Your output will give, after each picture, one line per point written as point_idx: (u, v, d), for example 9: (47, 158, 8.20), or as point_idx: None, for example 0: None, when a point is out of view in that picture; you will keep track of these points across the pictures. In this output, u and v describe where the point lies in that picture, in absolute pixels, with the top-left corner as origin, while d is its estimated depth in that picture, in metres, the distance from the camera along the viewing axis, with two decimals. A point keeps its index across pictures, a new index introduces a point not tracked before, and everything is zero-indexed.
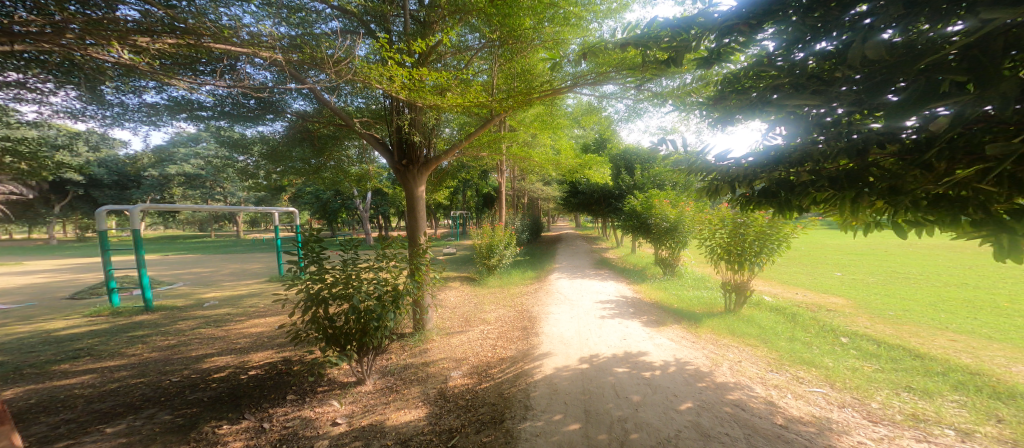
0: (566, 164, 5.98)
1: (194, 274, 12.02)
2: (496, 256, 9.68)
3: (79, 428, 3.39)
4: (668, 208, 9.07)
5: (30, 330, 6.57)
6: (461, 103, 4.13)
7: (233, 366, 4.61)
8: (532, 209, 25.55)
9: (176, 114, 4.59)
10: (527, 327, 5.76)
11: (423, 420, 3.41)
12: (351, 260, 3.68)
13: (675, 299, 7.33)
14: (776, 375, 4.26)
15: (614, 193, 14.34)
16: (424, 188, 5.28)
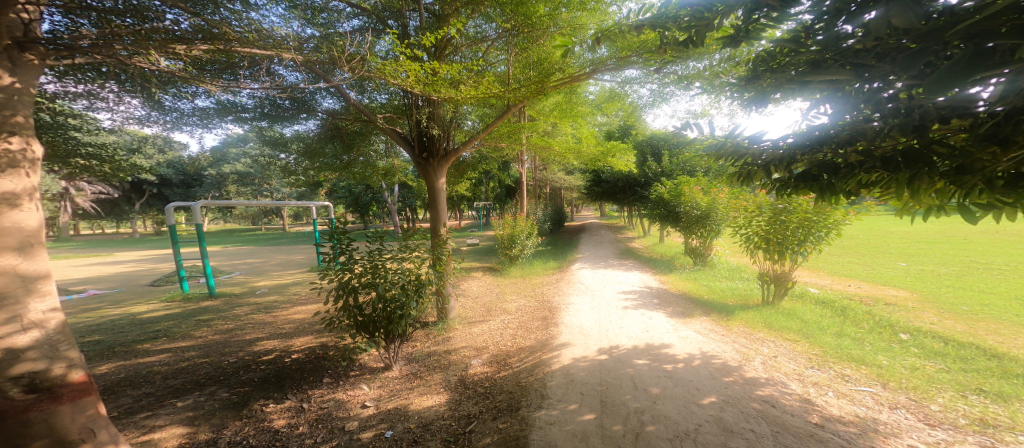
0: (588, 152, 5.89)
1: (248, 264, 13.03)
2: (518, 247, 9.71)
3: (155, 401, 3.82)
4: (698, 195, 8.69)
5: (120, 312, 7.45)
6: (474, 94, 4.21)
7: (279, 349, 4.99)
8: (557, 199, 25.41)
9: (222, 118, 4.95)
10: (547, 317, 5.77)
11: (444, 406, 3.54)
12: (376, 252, 3.85)
13: (704, 290, 7.04)
14: (816, 371, 4.00)
15: (639, 180, 13.93)
16: (444, 180, 5.39)
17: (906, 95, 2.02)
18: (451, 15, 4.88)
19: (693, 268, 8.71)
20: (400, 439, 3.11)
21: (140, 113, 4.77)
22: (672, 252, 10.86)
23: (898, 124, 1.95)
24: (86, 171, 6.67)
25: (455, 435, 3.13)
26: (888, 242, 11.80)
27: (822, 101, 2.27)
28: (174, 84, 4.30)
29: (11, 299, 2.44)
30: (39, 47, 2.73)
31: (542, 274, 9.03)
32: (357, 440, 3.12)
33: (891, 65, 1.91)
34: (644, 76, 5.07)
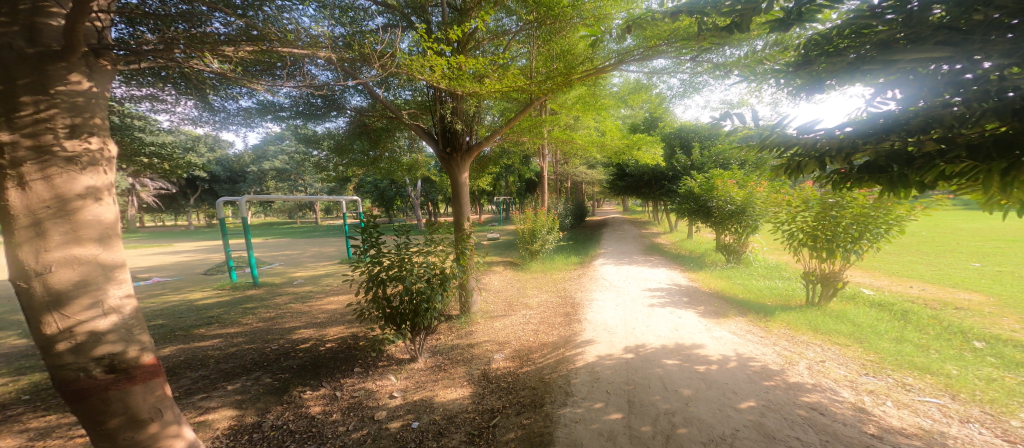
0: (613, 145, 5.76)
1: (286, 256, 13.73)
2: (538, 241, 9.64)
3: (207, 384, 4.11)
4: (733, 189, 8.28)
5: (178, 299, 8.07)
6: (499, 88, 4.21)
7: (314, 338, 5.24)
8: (579, 193, 25.08)
9: (262, 118, 5.22)
10: (569, 313, 5.72)
11: (468, 399, 3.59)
12: (404, 245, 3.94)
13: (740, 289, 6.71)
14: (871, 379, 3.72)
15: (667, 174, 13.45)
16: (467, 174, 5.42)
17: (997, 75, 1.84)
18: (473, 10, 4.95)
19: (726, 266, 8.33)
20: (427, 431, 3.17)
21: (194, 114, 5.10)
22: (703, 248, 10.46)
23: (991, 108, 1.76)
24: (149, 169, 7.25)
25: (480, 428, 3.17)
26: (952, 240, 10.82)
27: (888, 86, 2.12)
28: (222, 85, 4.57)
29: (91, 285, 2.14)
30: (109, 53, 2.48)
31: (566, 269, 8.94)
32: (385, 430, 3.21)
33: (983, 42, 1.79)
34: (673, 65, 4.88)
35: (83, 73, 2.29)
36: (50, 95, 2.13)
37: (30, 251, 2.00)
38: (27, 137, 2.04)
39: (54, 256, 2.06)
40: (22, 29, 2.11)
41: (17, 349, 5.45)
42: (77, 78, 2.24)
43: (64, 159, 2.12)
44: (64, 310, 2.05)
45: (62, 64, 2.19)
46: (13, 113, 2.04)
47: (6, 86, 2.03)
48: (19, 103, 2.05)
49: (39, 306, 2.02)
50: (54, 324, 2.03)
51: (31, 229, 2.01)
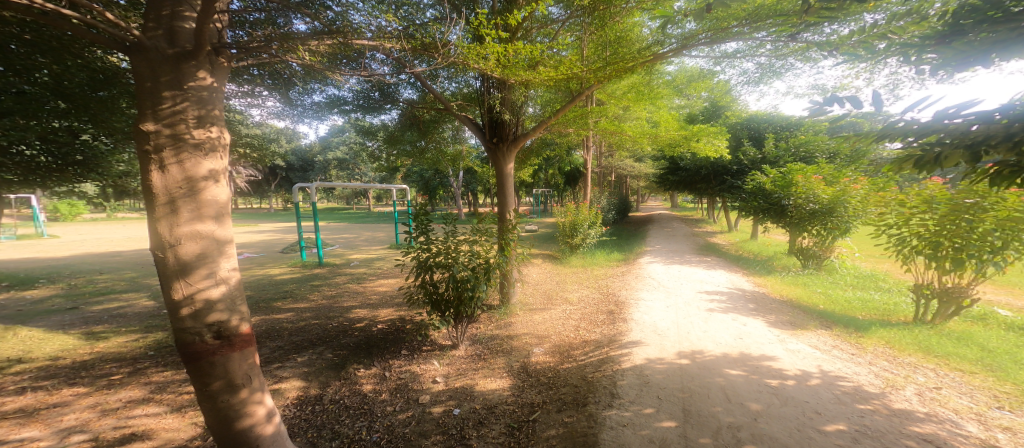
0: (666, 137, 5.48)
1: (344, 239, 14.76)
2: (580, 235, 9.37)
3: (282, 354, 4.49)
4: (819, 186, 7.39)
5: (258, 274, 9.00)
6: (551, 76, 4.13)
7: (368, 319, 5.55)
8: (623, 186, 24.24)
9: (329, 111, 5.62)
10: (613, 311, 5.52)
11: (508, 391, 3.57)
12: (451, 233, 4.02)
13: (819, 299, 6.01)
14: (1005, 413, 3.10)
15: (731, 169, 12.39)
16: (513, 166, 5.39)
17: None
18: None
19: (801, 272, 7.55)
20: (468, 419, 3.17)
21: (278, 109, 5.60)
22: (769, 251, 9.55)
23: None
24: (244, 159, 8.11)
25: (519, 421, 3.11)
26: None
27: None
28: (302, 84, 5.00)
29: (209, 258, 2.33)
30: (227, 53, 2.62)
31: (611, 266, 8.60)
32: (428, 414, 3.24)
33: None
34: (748, 48, 4.47)
35: (209, 71, 2.43)
36: (185, 90, 2.30)
37: (166, 226, 2.21)
38: (166, 127, 2.23)
39: (183, 231, 2.25)
40: (165, 35, 2.30)
41: (141, 310, 6.36)
42: (203, 75, 2.39)
43: (193, 145, 2.29)
44: (187, 279, 2.24)
45: (192, 63, 2.34)
46: (157, 107, 2.23)
47: (152, 84, 2.24)
48: (162, 98, 2.24)
49: (169, 274, 2.22)
50: (178, 290, 2.22)
51: (166, 207, 2.21)
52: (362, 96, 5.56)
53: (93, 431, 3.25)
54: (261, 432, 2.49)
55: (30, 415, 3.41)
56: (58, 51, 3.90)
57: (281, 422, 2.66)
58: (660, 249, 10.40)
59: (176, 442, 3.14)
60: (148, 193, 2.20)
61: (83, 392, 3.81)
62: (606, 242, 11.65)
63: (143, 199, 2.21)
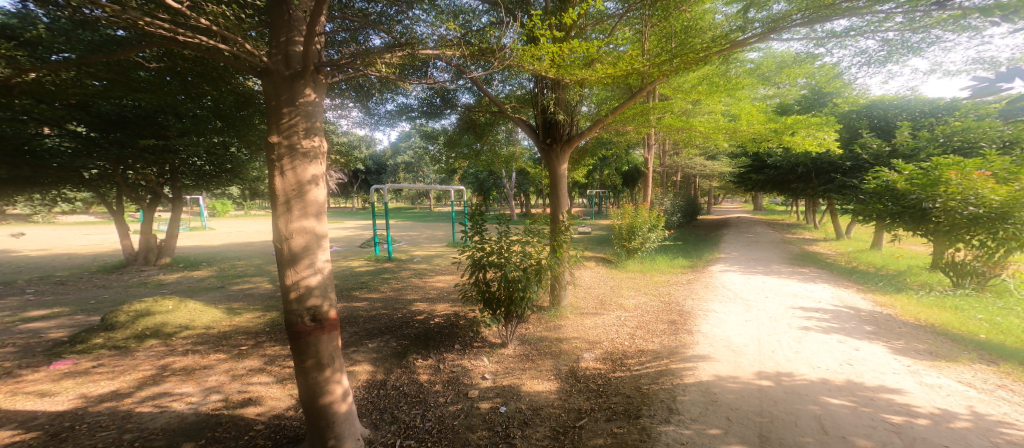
0: (747, 132, 5.14)
1: (408, 236, 15.63)
2: (637, 239, 8.93)
3: (356, 340, 4.76)
4: (987, 184, 5.98)
5: (339, 266, 9.84)
6: (609, 74, 4.00)
7: (426, 312, 5.77)
8: (692, 187, 22.71)
9: (398, 119, 6.02)
10: (675, 321, 5.18)
11: (554, 394, 3.43)
12: (505, 233, 4.07)
13: (978, 326, 4.83)
14: None
15: (842, 165, 10.71)
16: (567, 166, 5.29)
17: None
18: None
19: (953, 292, 6.25)
20: (513, 418, 3.08)
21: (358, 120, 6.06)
22: (904, 264, 8.02)
23: None
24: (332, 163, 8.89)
25: (565, 426, 2.96)
26: None
27: None
28: (377, 100, 5.42)
29: (312, 251, 2.46)
30: (325, 70, 2.61)
31: (676, 273, 8.03)
32: (475, 409, 3.21)
33: None
34: (867, 25, 4.40)
35: (314, 88, 2.49)
36: (296, 106, 2.40)
37: (283, 222, 2.39)
38: (285, 138, 2.37)
39: (295, 227, 2.42)
40: (283, 58, 2.39)
41: (265, 290, 7.21)
42: (310, 92, 2.46)
43: (303, 153, 2.42)
44: (294, 268, 2.40)
45: (301, 82, 2.40)
46: (278, 121, 2.37)
47: (273, 103, 2.37)
48: (281, 114, 2.37)
49: (283, 262, 2.41)
50: (287, 277, 2.39)
51: (282, 206, 2.38)
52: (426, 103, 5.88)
53: (225, 393, 3.49)
54: (336, 410, 2.57)
55: (189, 374, 3.85)
56: (217, 81, 4.18)
57: (354, 403, 2.73)
58: (734, 257, 9.52)
59: (276, 411, 3.18)
60: (272, 193, 2.41)
61: (223, 358, 4.22)
62: (668, 247, 11.00)
63: (268, 198, 2.43)
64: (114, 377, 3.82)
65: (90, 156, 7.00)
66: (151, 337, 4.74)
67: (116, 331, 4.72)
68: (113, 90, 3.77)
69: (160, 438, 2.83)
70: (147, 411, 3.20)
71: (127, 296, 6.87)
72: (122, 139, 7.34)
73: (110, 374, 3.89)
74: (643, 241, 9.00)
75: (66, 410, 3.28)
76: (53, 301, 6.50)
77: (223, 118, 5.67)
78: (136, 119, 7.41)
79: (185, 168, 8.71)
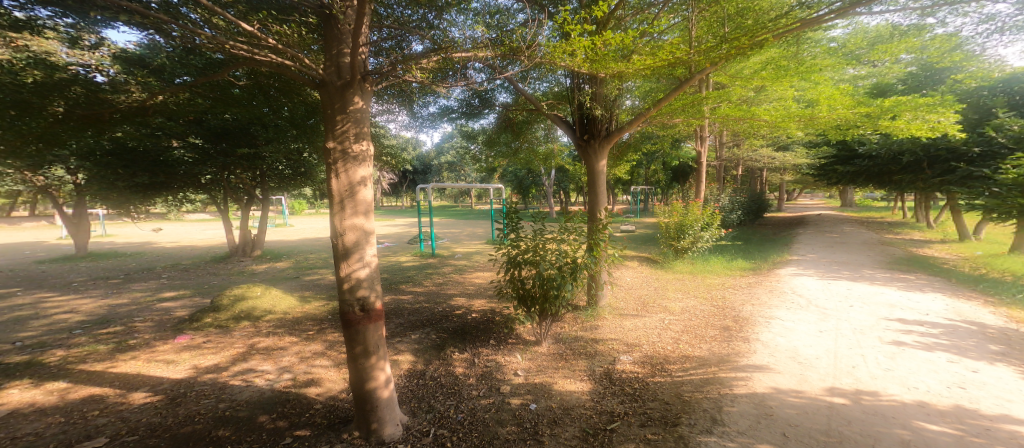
0: (829, 118, 4.56)
1: (452, 233, 16.11)
2: (687, 239, 8.33)
3: (401, 330, 4.93)
4: None
5: (394, 260, 10.44)
6: (648, 64, 3.78)
7: (465, 306, 5.87)
8: (762, 182, 20.61)
9: (440, 120, 6.19)
10: (728, 328, 4.81)
11: (586, 395, 3.36)
12: (539, 231, 4.04)
13: None
14: None
15: (968, 152, 8.94)
16: (606, 162, 5.14)
17: None
18: None
19: None
20: (542, 416, 3.07)
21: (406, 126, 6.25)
22: None
23: None
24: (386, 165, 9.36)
25: (595, 428, 2.88)
26: None
27: None
28: (423, 106, 5.64)
29: (362, 247, 2.66)
30: (372, 79, 2.79)
31: (732, 276, 7.36)
32: (506, 404, 3.25)
33: None
34: None
35: (362, 95, 2.68)
36: (348, 113, 2.61)
37: (338, 219, 2.62)
38: (339, 144, 2.60)
39: (347, 224, 2.63)
40: (336, 69, 2.60)
41: (331, 282, 7.90)
42: (359, 100, 2.64)
43: (354, 157, 2.63)
44: (346, 261, 2.61)
45: (351, 91, 2.59)
46: (334, 128, 2.61)
47: (330, 112, 2.60)
48: (335, 121, 2.60)
49: (338, 256, 2.64)
50: (341, 269, 2.61)
51: (337, 205, 2.61)
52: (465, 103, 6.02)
53: (294, 373, 3.91)
54: (379, 395, 2.77)
55: (269, 354, 4.38)
56: (289, 92, 4.66)
57: (396, 391, 2.90)
58: (809, 260, 8.46)
59: (331, 392, 3.50)
60: (329, 194, 2.65)
61: (294, 341, 4.73)
62: (725, 247, 10.13)
63: (326, 198, 2.68)
64: (216, 352, 4.47)
65: (205, 164, 8.40)
66: (244, 319, 5.45)
67: (221, 312, 5.51)
68: (215, 106, 4.41)
69: (245, 409, 3.26)
70: (239, 384, 3.72)
71: (227, 283, 7.97)
72: (228, 149, 8.44)
73: (215, 349, 4.57)
74: (694, 240, 8.33)
75: (182, 377, 3.93)
76: (180, 285, 7.78)
77: (297, 127, 6.36)
78: (235, 130, 8.38)
79: (271, 172, 9.64)
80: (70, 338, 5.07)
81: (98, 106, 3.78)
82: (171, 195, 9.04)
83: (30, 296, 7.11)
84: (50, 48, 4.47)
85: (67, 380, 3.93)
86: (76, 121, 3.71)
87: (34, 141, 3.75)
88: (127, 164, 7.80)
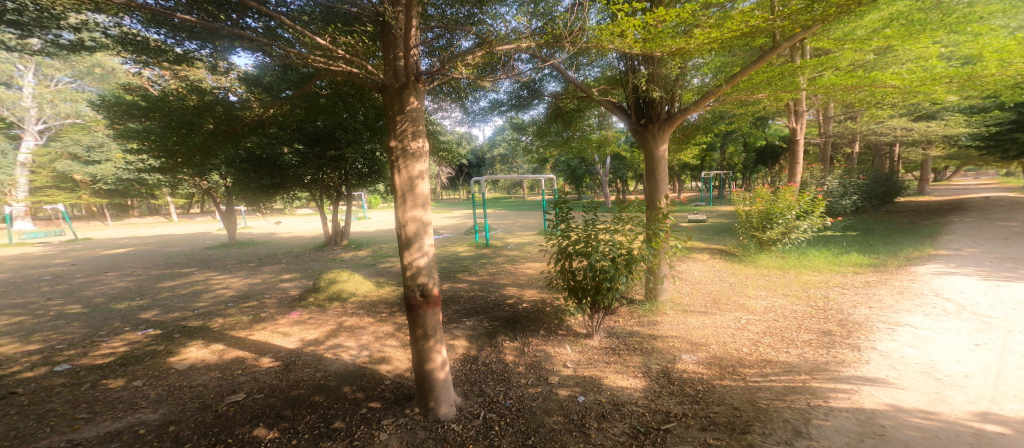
0: (1000, 75, 3.78)
1: (506, 223, 16.38)
2: (776, 229, 7.40)
3: (457, 317, 5.12)
4: None
5: (461, 248, 10.92)
6: (713, 36, 3.58)
7: (515, 296, 5.90)
8: (888, 158, 17.22)
9: (490, 114, 6.20)
10: (830, 333, 4.15)
11: (640, 392, 3.19)
12: (591, 222, 3.93)
13: None
14: None
15: None
16: (668, 147, 4.84)
17: None
18: None
19: None
20: (590, 409, 3.01)
21: (461, 121, 6.18)
22: None
23: None
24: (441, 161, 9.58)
25: (647, 427, 2.75)
26: None
27: None
28: (476, 102, 5.78)
29: (421, 237, 2.84)
30: (426, 79, 2.94)
31: (840, 273, 6.27)
32: (554, 394, 3.24)
33: None
34: None
35: (417, 96, 2.84)
36: (406, 113, 2.79)
37: (400, 211, 2.83)
38: (399, 142, 2.80)
39: (408, 216, 2.82)
40: (394, 73, 2.80)
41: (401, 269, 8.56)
42: (414, 100, 2.81)
43: (413, 153, 2.81)
44: (407, 250, 2.81)
45: (407, 92, 2.78)
46: (395, 127, 2.81)
47: (392, 112, 2.81)
48: (396, 122, 2.80)
49: (401, 246, 2.85)
50: (404, 258, 2.83)
51: (400, 198, 2.82)
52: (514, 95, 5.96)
53: (371, 350, 4.36)
54: (435, 376, 2.96)
55: (352, 332, 4.93)
56: (360, 99, 5.12)
57: (451, 374, 3.07)
58: (965, 256, 6.79)
59: (399, 371, 3.84)
60: (392, 189, 2.86)
61: (371, 322, 5.24)
62: (833, 239, 8.69)
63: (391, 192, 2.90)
64: (314, 328, 5.16)
65: (307, 166, 9.74)
66: (334, 301, 6.17)
67: (320, 292, 6.34)
68: (306, 114, 5.04)
69: (334, 379, 3.73)
70: (330, 357, 4.27)
71: (324, 268, 9.11)
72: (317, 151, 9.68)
73: (314, 325, 5.29)
74: (785, 231, 7.36)
75: (294, 347, 4.63)
76: (293, 269, 9.10)
77: (370, 129, 6.99)
78: (326, 136, 9.52)
79: (351, 172, 10.52)
80: (226, 309, 6.32)
81: (234, 121, 4.61)
82: (286, 193, 10.56)
83: (202, 275, 8.99)
84: (201, 75, 5.53)
85: (223, 342, 4.91)
86: (221, 134, 4.62)
87: (197, 154, 4.80)
88: (257, 169, 9.38)
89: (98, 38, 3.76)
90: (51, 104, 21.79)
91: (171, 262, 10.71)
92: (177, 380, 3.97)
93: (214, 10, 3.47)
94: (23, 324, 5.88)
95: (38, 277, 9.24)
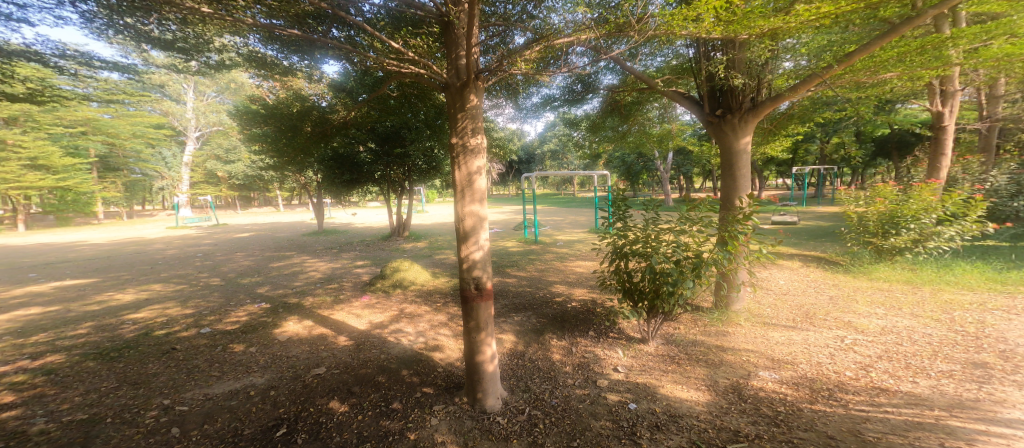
0: None
1: (556, 220, 16.21)
2: (905, 235, 6.36)
3: (505, 311, 5.16)
4: None
5: (518, 243, 10.98)
6: (822, 12, 3.18)
7: (565, 295, 5.78)
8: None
9: (543, 110, 6.11)
10: (985, 365, 3.44)
11: (703, 407, 2.96)
12: (652, 221, 3.74)
13: None
14: None
15: None
16: (750, 139, 4.39)
17: None
18: None
19: None
20: (643, 417, 2.85)
21: (515, 118, 6.17)
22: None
23: None
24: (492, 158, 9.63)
25: (708, 444, 2.55)
26: None
27: None
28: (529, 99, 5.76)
29: (477, 231, 2.88)
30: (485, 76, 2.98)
31: (1006, 294, 5.14)
32: (602, 398, 3.12)
33: None
34: None
35: (477, 93, 2.89)
36: (466, 110, 2.85)
37: (459, 206, 2.91)
38: (460, 139, 2.87)
39: (466, 210, 2.88)
40: (455, 71, 2.87)
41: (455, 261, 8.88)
42: (475, 98, 2.86)
43: (471, 149, 2.86)
44: (464, 243, 2.88)
45: (468, 90, 2.83)
46: (458, 124, 2.88)
47: (454, 109, 2.88)
48: (457, 119, 2.87)
49: (459, 239, 2.93)
50: (461, 251, 2.90)
51: (459, 193, 2.89)
52: (567, 91, 5.87)
53: (427, 338, 4.56)
54: (484, 368, 3.02)
55: (410, 319, 5.22)
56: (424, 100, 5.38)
57: (499, 367, 3.10)
58: None
59: (450, 360, 3.98)
60: (452, 184, 2.95)
61: (427, 311, 5.49)
62: (991, 250, 7.14)
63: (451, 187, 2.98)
64: (379, 313, 5.53)
65: (377, 163, 10.43)
66: (396, 288, 6.56)
67: (385, 279, 6.78)
68: (379, 115, 5.40)
69: (394, 363, 3.97)
70: (392, 340, 4.55)
71: (390, 257, 9.74)
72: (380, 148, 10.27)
73: (379, 310, 5.68)
74: (918, 237, 6.33)
75: (365, 329, 5.01)
76: (366, 257, 9.86)
77: (431, 126, 7.31)
78: (392, 134, 10.06)
79: (413, 169, 10.84)
80: (313, 289, 7.03)
81: (325, 124, 5.07)
82: (362, 187, 11.45)
83: (299, 258, 10.14)
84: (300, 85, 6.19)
85: (312, 319, 5.47)
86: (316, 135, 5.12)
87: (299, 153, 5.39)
88: (340, 166, 10.42)
89: (234, 57, 4.36)
90: (204, 116, 25.89)
91: (278, 246, 12.21)
92: (279, 350, 4.50)
93: (311, 23, 3.74)
94: (184, 291, 7.14)
95: (193, 253, 11.16)
